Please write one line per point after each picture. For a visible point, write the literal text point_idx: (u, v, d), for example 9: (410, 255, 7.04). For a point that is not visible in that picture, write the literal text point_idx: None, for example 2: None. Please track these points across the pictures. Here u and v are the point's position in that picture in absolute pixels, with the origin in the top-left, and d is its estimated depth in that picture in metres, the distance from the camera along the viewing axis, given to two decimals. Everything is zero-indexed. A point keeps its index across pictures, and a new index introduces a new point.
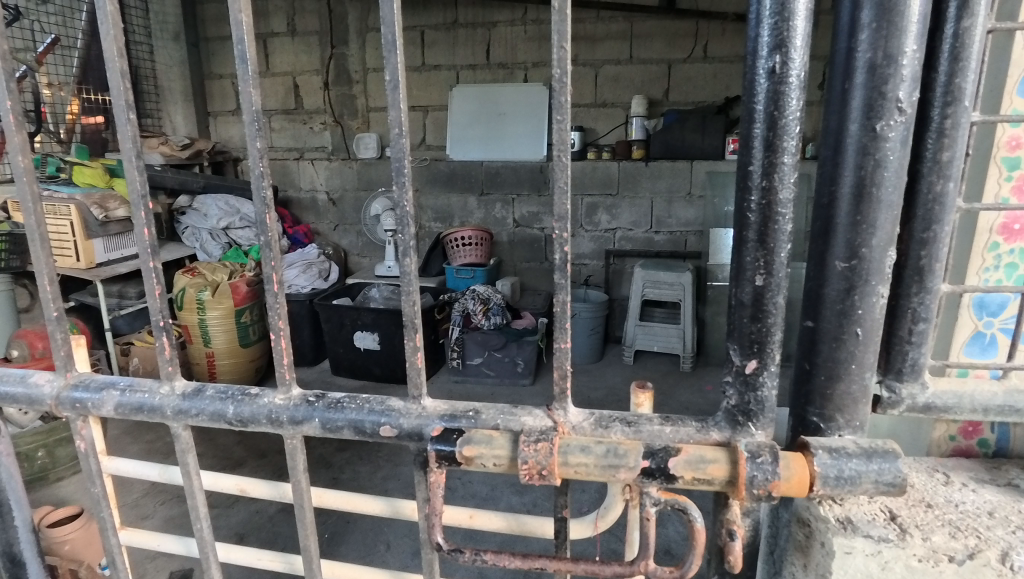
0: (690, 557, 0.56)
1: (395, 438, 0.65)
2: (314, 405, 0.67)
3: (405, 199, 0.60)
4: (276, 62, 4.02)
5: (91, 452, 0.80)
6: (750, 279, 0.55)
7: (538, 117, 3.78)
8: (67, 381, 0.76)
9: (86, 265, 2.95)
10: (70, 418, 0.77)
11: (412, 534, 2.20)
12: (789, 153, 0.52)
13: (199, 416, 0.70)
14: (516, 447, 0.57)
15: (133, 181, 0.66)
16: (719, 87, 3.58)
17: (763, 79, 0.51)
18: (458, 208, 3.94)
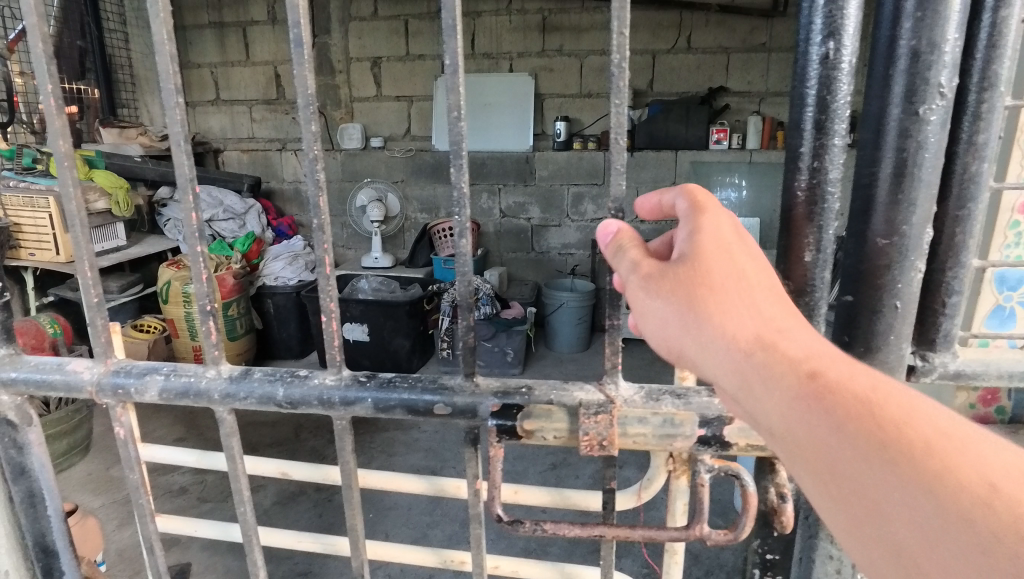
0: (744, 521, 0.59)
1: (448, 416, 0.66)
2: (366, 385, 0.69)
3: (461, 183, 0.61)
4: (257, 51, 3.95)
5: (129, 440, 0.80)
6: (799, 257, 0.58)
7: (524, 107, 3.78)
8: (106, 367, 0.76)
9: (66, 260, 2.88)
10: (109, 404, 0.77)
11: (410, 523, 2.22)
12: (838, 136, 0.55)
13: (246, 399, 0.71)
14: (579, 421, 0.60)
15: (181, 166, 0.67)
16: (701, 78, 3.64)
17: (816, 65, 0.54)
18: (444, 198, 3.93)
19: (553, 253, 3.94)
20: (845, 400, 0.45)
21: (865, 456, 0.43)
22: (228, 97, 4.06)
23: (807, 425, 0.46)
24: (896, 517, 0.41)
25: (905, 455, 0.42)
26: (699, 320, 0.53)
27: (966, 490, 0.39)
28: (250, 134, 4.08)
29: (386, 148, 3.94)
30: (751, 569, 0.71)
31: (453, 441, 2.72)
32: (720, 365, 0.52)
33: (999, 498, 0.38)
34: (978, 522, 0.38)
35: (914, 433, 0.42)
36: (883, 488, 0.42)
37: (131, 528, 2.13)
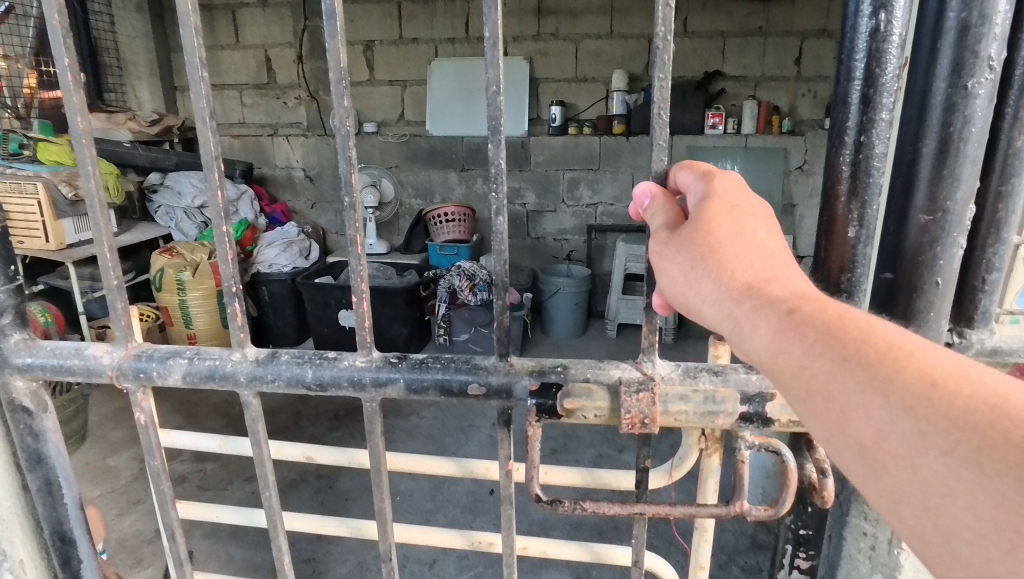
0: (784, 496, 0.60)
1: (482, 397, 0.66)
2: (398, 366, 0.69)
3: (499, 161, 0.62)
4: (247, 34, 3.88)
5: (150, 426, 0.77)
6: (842, 234, 0.58)
7: (519, 92, 3.76)
8: (128, 352, 0.75)
9: (57, 247, 2.84)
10: (130, 389, 0.76)
11: (412, 509, 2.21)
12: (885, 110, 0.54)
13: (276, 381, 0.72)
14: (620, 399, 0.60)
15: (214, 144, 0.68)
16: (697, 62, 3.62)
17: (865, 38, 0.53)
18: (439, 184, 3.91)
19: (549, 238, 3.94)
20: (829, 324, 0.50)
21: (843, 371, 0.47)
22: (218, 82, 3.99)
23: (793, 350, 0.50)
24: (870, 421, 0.45)
25: (877, 367, 0.46)
26: (700, 262, 0.57)
27: (929, 393, 0.44)
28: (241, 119, 4.03)
29: (380, 133, 3.90)
30: (783, 546, 0.71)
31: (453, 428, 2.72)
32: (717, 302, 0.56)
33: (955, 394, 0.43)
34: (938, 414, 0.43)
35: (884, 348, 0.47)
36: (858, 397, 0.46)
37: (132, 517, 2.11)
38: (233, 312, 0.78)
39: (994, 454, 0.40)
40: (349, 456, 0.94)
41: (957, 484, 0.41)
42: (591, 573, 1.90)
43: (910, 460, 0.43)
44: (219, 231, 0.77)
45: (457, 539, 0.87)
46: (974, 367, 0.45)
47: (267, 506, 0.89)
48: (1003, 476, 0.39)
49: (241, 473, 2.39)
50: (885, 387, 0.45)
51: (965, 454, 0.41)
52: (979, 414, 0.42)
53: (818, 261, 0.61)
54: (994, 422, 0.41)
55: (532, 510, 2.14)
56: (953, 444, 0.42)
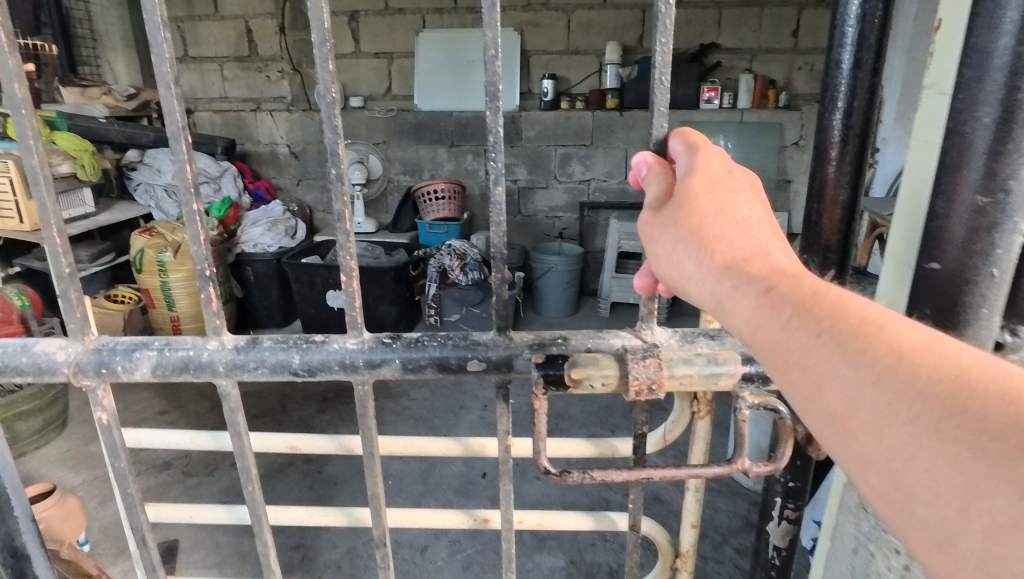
0: (781, 449, 0.66)
1: (482, 371, 0.71)
2: (392, 346, 0.72)
3: (497, 127, 0.65)
4: (226, 3, 3.73)
5: (114, 425, 0.71)
6: (833, 196, 0.63)
7: (509, 65, 3.65)
8: (85, 346, 0.69)
9: (31, 229, 2.75)
10: (88, 388, 0.70)
11: (402, 493, 2.17)
12: (873, 77, 0.59)
13: (260, 368, 0.71)
14: (627, 364, 0.63)
15: (175, 112, 0.66)
16: (692, 34, 3.53)
17: (856, 7, 0.57)
18: (428, 160, 3.81)
19: (540, 216, 3.86)
20: (804, 297, 0.47)
21: (814, 344, 0.45)
22: (197, 54, 3.85)
23: (769, 326, 0.48)
24: (838, 397, 0.43)
25: (847, 342, 0.43)
26: (684, 240, 0.56)
27: (900, 362, 0.41)
28: (223, 94, 3.89)
29: (366, 108, 3.78)
30: (772, 499, 0.76)
31: (443, 410, 2.67)
32: (700, 279, 0.55)
33: (923, 365, 0.40)
34: (903, 385, 0.40)
35: (857, 319, 0.44)
36: (828, 369, 0.44)
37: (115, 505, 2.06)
38: (205, 298, 0.72)
39: (951, 422, 0.38)
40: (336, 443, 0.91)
41: (917, 455, 0.39)
42: (585, 556, 1.88)
43: (873, 431, 0.41)
44: (189, 208, 0.70)
45: (462, 517, 0.94)
46: (950, 339, 0.42)
47: (250, 501, 0.84)
48: (961, 443, 0.37)
49: (227, 458, 2.34)
50: (851, 360, 0.43)
51: (926, 423, 0.39)
52: (944, 385, 0.39)
53: (810, 225, 0.65)
54: (959, 390, 0.39)
55: (525, 493, 2.12)
56: (917, 417, 0.39)
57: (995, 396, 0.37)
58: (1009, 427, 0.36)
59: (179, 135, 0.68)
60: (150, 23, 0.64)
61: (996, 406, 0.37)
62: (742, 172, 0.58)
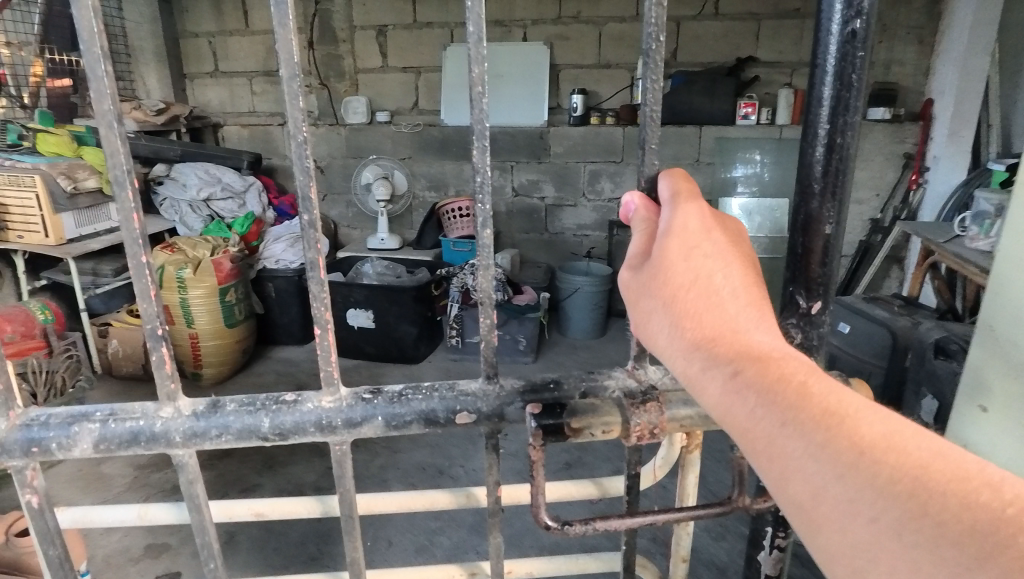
0: None
1: (471, 424, 0.65)
2: (373, 403, 0.65)
3: (484, 167, 0.55)
4: (256, 19, 3.74)
5: (46, 508, 0.65)
6: (819, 230, 0.57)
7: (536, 79, 3.56)
8: (11, 422, 0.62)
9: (56, 242, 2.76)
10: (18, 467, 0.63)
11: (413, 530, 2.06)
12: (855, 109, 0.54)
13: (221, 437, 0.63)
14: (627, 410, 0.63)
15: (115, 153, 0.57)
16: (728, 47, 3.39)
17: (836, 36, 0.52)
18: (453, 175, 3.73)
19: (568, 234, 3.75)
20: (774, 380, 0.39)
21: (782, 440, 0.37)
22: (227, 69, 3.88)
23: (737, 415, 0.40)
24: (812, 506, 0.35)
25: (814, 437, 0.35)
26: (657, 308, 0.47)
27: (875, 460, 0.33)
28: (251, 108, 3.90)
29: (392, 123, 3.74)
30: (762, 529, 0.71)
31: (461, 437, 2.55)
32: (668, 350, 0.46)
33: (897, 468, 0.33)
34: (876, 491, 0.33)
35: (827, 410, 0.36)
36: (795, 467, 0.36)
37: (119, 532, 2.00)
38: (156, 359, 0.63)
39: (925, 538, 0.31)
40: (303, 508, 0.81)
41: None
42: None
43: (845, 543, 0.33)
44: (136, 260, 0.60)
45: (452, 570, 0.82)
46: (926, 432, 0.35)
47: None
48: (941, 566, 0.30)
49: (235, 484, 2.27)
50: (821, 460, 0.35)
51: (902, 539, 0.31)
52: (919, 492, 0.32)
53: (795, 258, 0.59)
54: (938, 498, 0.31)
55: (542, 534, 1.98)
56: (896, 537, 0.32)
57: (978, 510, 0.30)
58: (988, 549, 0.29)
59: (124, 178, 0.59)
60: (87, 54, 0.54)
61: (973, 522, 0.30)
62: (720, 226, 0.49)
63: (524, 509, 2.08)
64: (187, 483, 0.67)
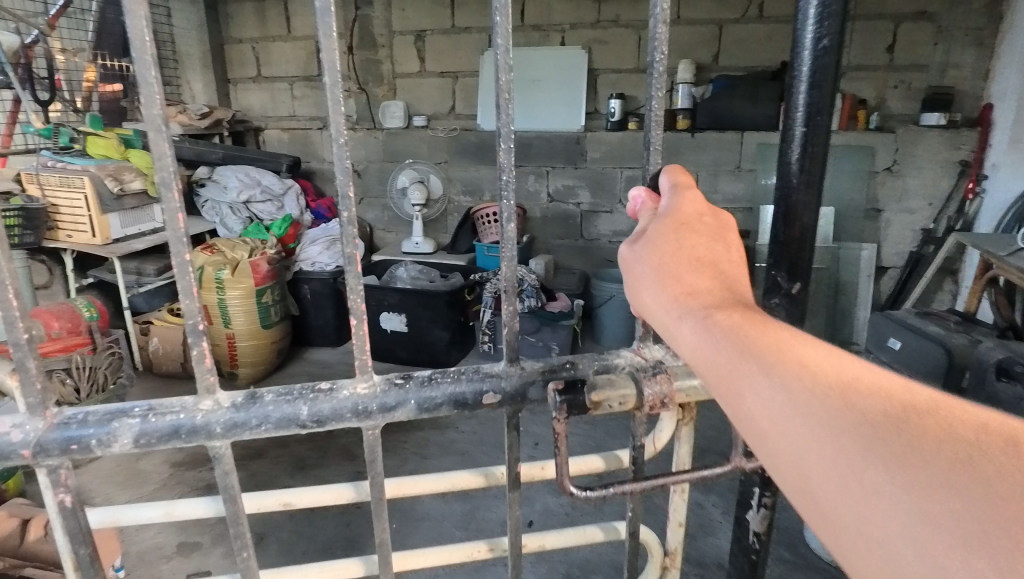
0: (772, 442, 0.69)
1: (497, 405, 0.65)
2: (406, 387, 0.64)
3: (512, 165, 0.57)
4: (298, 24, 3.80)
5: (77, 506, 0.64)
6: (799, 219, 0.65)
7: (574, 84, 3.52)
8: (47, 423, 0.60)
9: (102, 242, 2.84)
10: (52, 468, 0.61)
11: (442, 538, 2.03)
12: (825, 114, 0.63)
13: (261, 427, 0.62)
14: (642, 382, 0.66)
15: (161, 156, 0.56)
16: (772, 50, 3.30)
17: (809, 50, 0.62)
18: (488, 180, 3.72)
19: (603, 240, 3.69)
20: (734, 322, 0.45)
21: (736, 365, 0.42)
22: (269, 74, 3.95)
23: (714, 356, 0.44)
24: (760, 418, 0.40)
25: (777, 366, 0.40)
26: (647, 270, 0.51)
27: (832, 382, 0.38)
28: (291, 112, 3.96)
29: (429, 127, 3.75)
30: (750, 490, 0.73)
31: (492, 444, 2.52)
32: (655, 308, 0.50)
33: (826, 375, 0.39)
34: (831, 401, 0.37)
35: (774, 339, 0.42)
36: (762, 393, 0.40)
37: (154, 529, 2.03)
38: (196, 354, 0.61)
39: (873, 431, 0.35)
40: (331, 492, 0.78)
41: (825, 468, 0.36)
42: None
43: (807, 451, 0.37)
44: (179, 258, 0.59)
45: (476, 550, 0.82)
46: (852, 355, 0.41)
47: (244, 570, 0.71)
48: (889, 454, 0.34)
49: (267, 486, 2.28)
50: (764, 377, 0.40)
51: (855, 437, 0.35)
52: (867, 399, 0.37)
53: (776, 246, 0.67)
54: (881, 402, 0.36)
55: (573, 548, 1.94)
56: (824, 428, 0.37)
57: (917, 410, 0.35)
58: (926, 436, 0.34)
59: (169, 179, 0.57)
60: (139, 61, 0.54)
61: (912, 417, 0.35)
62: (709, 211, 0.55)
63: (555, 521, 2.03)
64: (223, 477, 0.65)
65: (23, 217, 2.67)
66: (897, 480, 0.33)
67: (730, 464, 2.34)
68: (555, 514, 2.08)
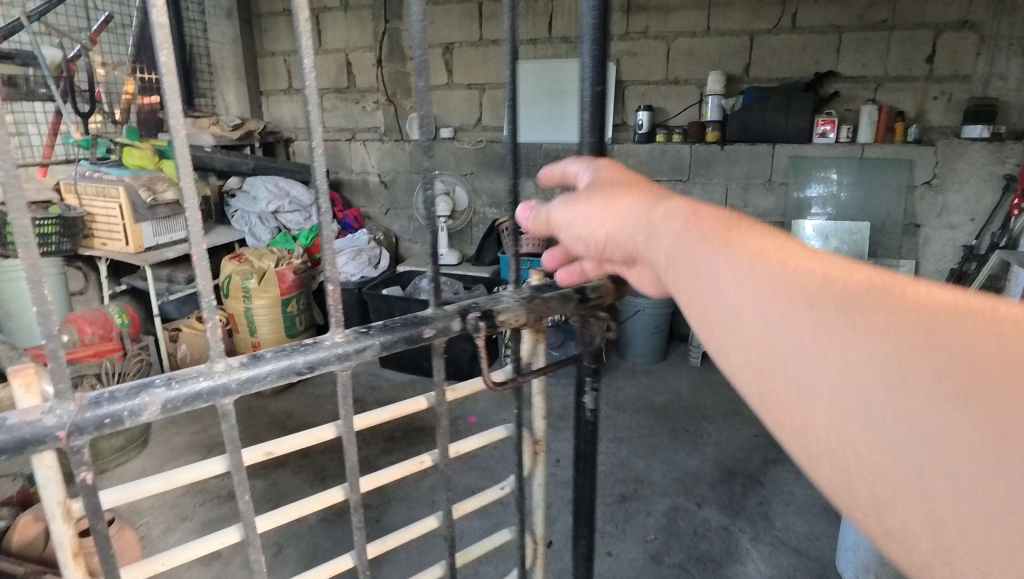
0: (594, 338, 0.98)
1: (436, 337, 0.78)
2: (369, 330, 0.73)
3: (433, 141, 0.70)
4: (329, 38, 3.86)
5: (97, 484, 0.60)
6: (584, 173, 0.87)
7: (603, 95, 3.49)
8: (80, 403, 0.56)
9: (136, 250, 2.90)
10: (78, 453, 0.57)
11: (460, 555, 2.00)
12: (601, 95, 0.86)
13: (270, 376, 0.65)
14: (527, 304, 0.86)
15: (183, 165, 0.56)
16: (806, 61, 3.22)
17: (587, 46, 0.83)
18: (514, 193, 3.71)
19: None
20: (698, 221, 0.50)
21: (696, 248, 0.47)
22: (301, 86, 4.01)
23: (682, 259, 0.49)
24: (714, 298, 0.44)
25: (729, 251, 0.45)
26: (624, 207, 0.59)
27: (783, 259, 0.42)
28: (321, 123, 4.02)
29: (456, 138, 3.76)
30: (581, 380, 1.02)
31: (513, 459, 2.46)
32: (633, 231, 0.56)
33: (778, 262, 0.42)
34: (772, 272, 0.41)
35: (729, 238, 0.46)
36: (715, 274, 0.45)
37: (176, 535, 2.05)
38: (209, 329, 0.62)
39: (813, 284, 0.39)
40: (309, 434, 0.78)
41: (774, 324, 0.40)
42: None
43: (759, 314, 0.41)
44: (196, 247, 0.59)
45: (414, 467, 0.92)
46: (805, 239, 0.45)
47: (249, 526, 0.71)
48: (821, 297, 0.38)
49: (288, 495, 2.28)
50: (720, 261, 0.45)
51: (794, 294, 0.39)
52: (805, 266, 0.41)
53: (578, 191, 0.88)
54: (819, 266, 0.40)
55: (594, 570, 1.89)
56: (768, 311, 0.40)
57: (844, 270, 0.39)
58: (855, 288, 0.37)
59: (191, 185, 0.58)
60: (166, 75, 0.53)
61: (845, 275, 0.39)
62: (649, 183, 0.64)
63: (576, 543, 1.98)
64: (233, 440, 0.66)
65: (61, 225, 2.77)
66: (832, 323, 0.37)
67: (758, 488, 2.27)
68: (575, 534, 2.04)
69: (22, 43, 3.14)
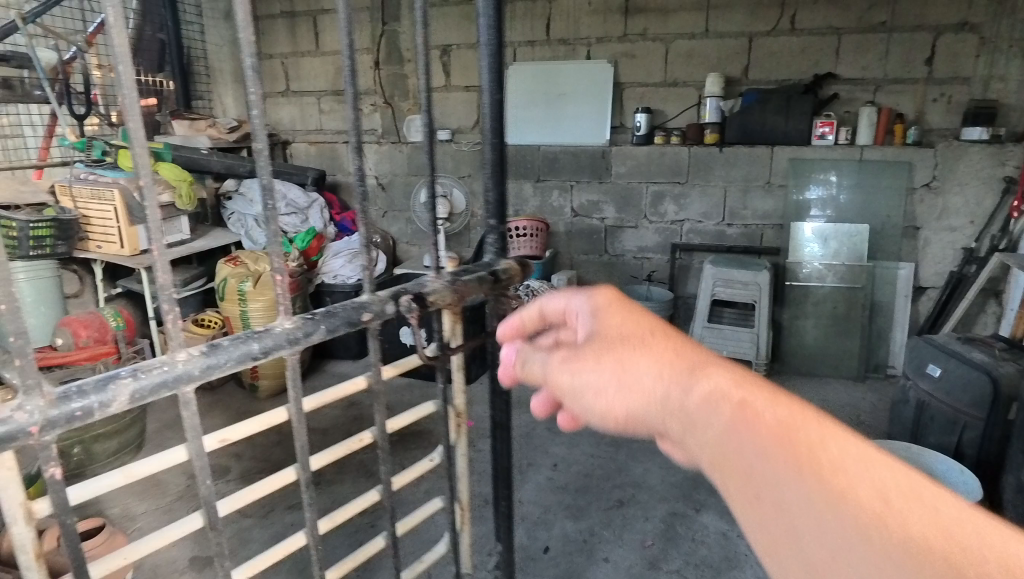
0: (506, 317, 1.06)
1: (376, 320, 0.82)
2: (316, 316, 0.76)
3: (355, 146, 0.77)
4: (327, 40, 3.85)
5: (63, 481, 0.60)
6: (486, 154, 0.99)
7: (601, 97, 3.48)
8: (48, 398, 0.55)
9: (131, 253, 2.89)
10: (45, 452, 0.57)
11: None
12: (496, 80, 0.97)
13: (230, 363, 0.66)
14: (451, 285, 0.92)
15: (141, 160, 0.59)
16: (805, 63, 3.21)
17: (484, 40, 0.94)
18: (512, 195, 3.70)
19: (629, 256, 3.62)
20: (745, 417, 0.47)
21: (747, 456, 0.45)
22: (298, 88, 4.00)
23: (732, 463, 0.46)
24: (785, 524, 0.42)
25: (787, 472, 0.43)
26: (643, 367, 0.55)
27: (853, 495, 0.40)
28: (319, 126, 4.01)
29: (453, 141, 3.76)
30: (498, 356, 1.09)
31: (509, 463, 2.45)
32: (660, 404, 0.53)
33: (852, 499, 0.40)
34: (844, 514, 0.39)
35: (786, 450, 0.44)
36: (776, 497, 0.43)
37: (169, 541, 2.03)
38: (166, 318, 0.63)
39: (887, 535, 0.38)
40: (261, 419, 0.80)
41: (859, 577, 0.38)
42: None
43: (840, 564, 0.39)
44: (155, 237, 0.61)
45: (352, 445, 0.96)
46: (860, 440, 0.43)
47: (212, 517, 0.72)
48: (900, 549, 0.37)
49: (282, 500, 2.26)
50: (785, 480, 0.43)
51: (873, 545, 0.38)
52: (874, 504, 0.39)
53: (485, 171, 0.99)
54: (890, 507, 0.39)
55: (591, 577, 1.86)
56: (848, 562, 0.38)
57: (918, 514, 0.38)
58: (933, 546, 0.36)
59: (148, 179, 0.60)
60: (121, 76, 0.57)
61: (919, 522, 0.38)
62: (654, 324, 0.61)
63: (573, 549, 1.95)
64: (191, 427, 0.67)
65: (56, 228, 2.75)
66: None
67: None
68: (572, 540, 2.01)
69: (17, 45, 3.12)
